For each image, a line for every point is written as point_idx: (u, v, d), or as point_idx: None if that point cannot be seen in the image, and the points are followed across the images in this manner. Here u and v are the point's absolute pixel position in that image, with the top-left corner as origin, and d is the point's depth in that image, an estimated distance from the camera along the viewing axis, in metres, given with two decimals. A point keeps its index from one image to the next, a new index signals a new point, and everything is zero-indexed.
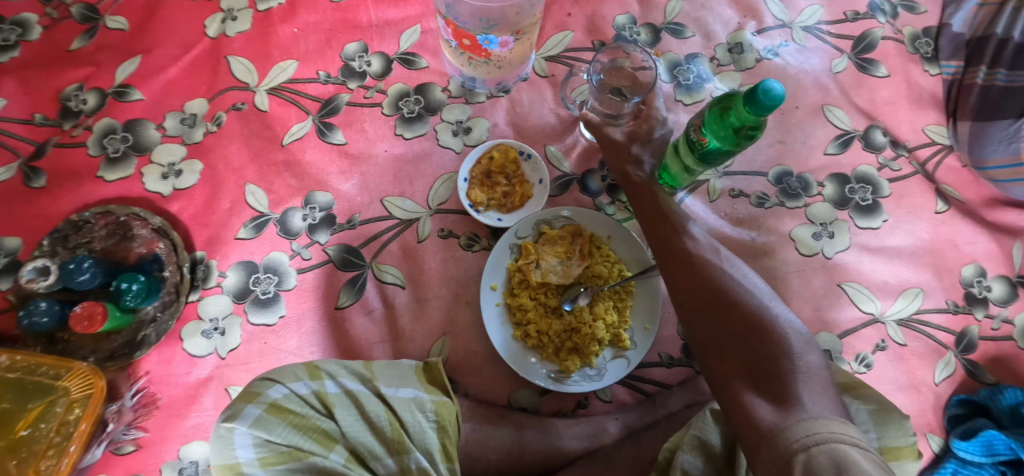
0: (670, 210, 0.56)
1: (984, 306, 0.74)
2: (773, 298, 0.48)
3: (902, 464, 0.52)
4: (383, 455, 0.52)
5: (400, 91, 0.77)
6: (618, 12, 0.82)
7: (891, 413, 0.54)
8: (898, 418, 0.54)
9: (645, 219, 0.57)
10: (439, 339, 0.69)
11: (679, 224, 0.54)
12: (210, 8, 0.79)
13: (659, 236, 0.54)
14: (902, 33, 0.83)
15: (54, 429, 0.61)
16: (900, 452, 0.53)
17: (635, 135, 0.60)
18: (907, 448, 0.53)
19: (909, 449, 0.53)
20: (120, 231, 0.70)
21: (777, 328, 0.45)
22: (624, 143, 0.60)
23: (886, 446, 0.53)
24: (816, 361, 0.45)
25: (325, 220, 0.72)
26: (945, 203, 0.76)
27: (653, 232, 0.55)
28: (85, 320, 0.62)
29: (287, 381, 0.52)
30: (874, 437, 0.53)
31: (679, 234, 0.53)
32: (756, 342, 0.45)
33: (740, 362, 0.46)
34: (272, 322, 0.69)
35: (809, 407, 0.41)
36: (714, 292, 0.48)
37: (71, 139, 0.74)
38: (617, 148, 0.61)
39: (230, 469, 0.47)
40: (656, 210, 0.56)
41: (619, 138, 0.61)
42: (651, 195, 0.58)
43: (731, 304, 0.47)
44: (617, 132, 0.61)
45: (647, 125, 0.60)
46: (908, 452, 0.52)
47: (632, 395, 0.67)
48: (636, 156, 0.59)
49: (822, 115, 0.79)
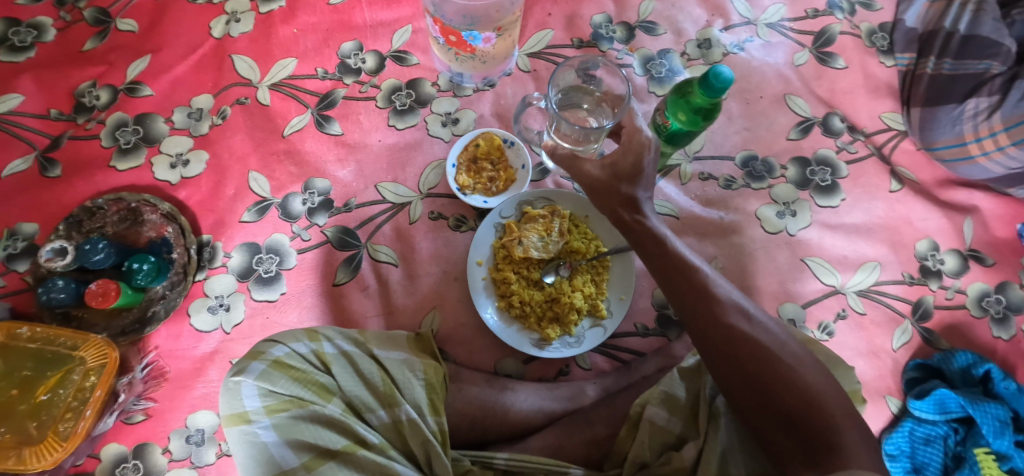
0: (691, 267, 0.55)
1: (938, 277, 0.80)
2: (809, 364, 0.51)
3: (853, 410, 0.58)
4: (376, 407, 0.57)
5: (392, 86, 0.83)
6: (595, 12, 0.89)
7: (840, 363, 0.60)
8: (846, 369, 0.60)
9: (664, 276, 0.56)
10: (430, 312, 0.74)
11: (703, 282, 0.55)
12: (215, 11, 0.85)
13: (683, 298, 0.55)
14: (859, 29, 0.90)
15: (71, 394, 0.66)
16: (850, 398, 0.58)
17: (625, 175, 0.55)
18: (856, 393, 0.58)
19: (857, 394, 0.59)
20: (131, 216, 0.75)
21: (817, 402, 0.48)
22: (610, 183, 0.56)
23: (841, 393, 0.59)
24: (859, 433, 0.48)
25: (323, 204, 0.77)
26: (899, 183, 0.82)
27: (677, 293, 0.55)
28: (99, 296, 0.66)
29: (288, 342, 0.57)
30: None
31: (707, 298, 0.54)
32: (801, 418, 0.48)
33: (789, 436, 0.49)
34: (274, 299, 0.74)
35: (853, 470, 0.45)
36: (751, 367, 0.51)
37: (85, 132, 0.79)
38: (602, 187, 0.57)
39: (239, 417, 0.51)
40: (674, 267, 0.55)
41: (601, 175, 0.56)
42: (660, 248, 0.56)
43: (771, 379, 0.50)
44: (595, 168, 0.57)
45: (633, 155, 0.55)
46: (855, 397, 0.58)
47: (609, 363, 0.73)
48: (637, 199, 0.56)
49: (785, 104, 0.85)
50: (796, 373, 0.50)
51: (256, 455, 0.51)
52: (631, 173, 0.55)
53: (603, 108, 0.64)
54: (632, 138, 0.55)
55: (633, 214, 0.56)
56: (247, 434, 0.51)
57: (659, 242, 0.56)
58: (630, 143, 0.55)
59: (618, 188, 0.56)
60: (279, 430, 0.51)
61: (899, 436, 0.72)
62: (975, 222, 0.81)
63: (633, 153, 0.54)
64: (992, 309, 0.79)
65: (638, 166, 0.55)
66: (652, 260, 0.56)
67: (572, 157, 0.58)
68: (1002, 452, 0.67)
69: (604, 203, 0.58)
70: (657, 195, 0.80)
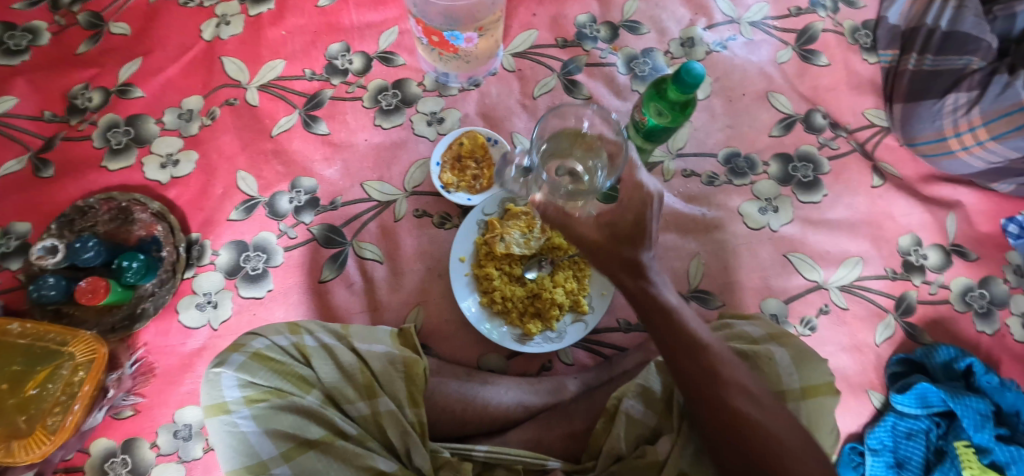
0: (701, 346, 0.54)
1: (921, 272, 0.80)
2: (799, 434, 0.50)
3: (821, 400, 0.58)
4: (355, 399, 0.58)
5: (379, 86, 0.84)
6: (579, 12, 0.90)
7: (811, 357, 0.60)
8: (817, 362, 0.60)
9: (671, 354, 0.54)
10: (414, 308, 0.75)
11: (711, 361, 0.53)
12: (206, 14, 0.87)
13: (692, 377, 0.53)
14: (842, 26, 0.90)
15: (60, 389, 0.67)
16: (820, 388, 0.58)
17: (624, 237, 0.54)
18: (825, 385, 0.58)
19: (827, 387, 0.58)
20: (122, 215, 0.76)
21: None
22: (609, 245, 0.54)
23: (806, 386, 0.58)
24: None
25: (309, 202, 0.79)
26: (881, 178, 0.83)
27: (684, 371, 0.53)
28: (89, 293, 0.68)
29: (269, 335, 0.58)
30: (797, 378, 0.58)
31: (715, 380, 0.52)
32: None
33: None
34: (261, 296, 0.75)
35: None
36: (756, 453, 0.49)
37: (77, 133, 0.81)
38: (600, 249, 0.55)
39: (219, 408, 0.52)
40: (681, 344, 0.54)
41: (596, 234, 0.54)
42: (667, 319, 0.54)
43: (776, 468, 0.48)
44: (592, 227, 0.55)
45: (633, 213, 0.54)
46: (825, 389, 0.58)
47: (592, 358, 0.74)
48: (640, 263, 0.55)
49: (767, 101, 0.86)
50: (788, 448, 0.49)
51: (236, 444, 0.51)
52: (630, 236, 0.54)
53: (600, 161, 0.60)
54: (633, 192, 0.55)
55: (636, 279, 0.55)
56: (226, 424, 0.52)
57: (668, 311, 0.55)
58: (631, 199, 0.55)
59: (619, 251, 0.54)
60: (259, 420, 0.52)
61: (881, 430, 0.72)
62: (958, 217, 0.82)
63: (634, 211, 0.54)
64: (976, 304, 0.79)
65: (638, 226, 0.54)
66: (658, 333, 0.55)
67: (567, 217, 0.55)
68: (982, 446, 0.67)
69: (602, 267, 0.56)
70: None
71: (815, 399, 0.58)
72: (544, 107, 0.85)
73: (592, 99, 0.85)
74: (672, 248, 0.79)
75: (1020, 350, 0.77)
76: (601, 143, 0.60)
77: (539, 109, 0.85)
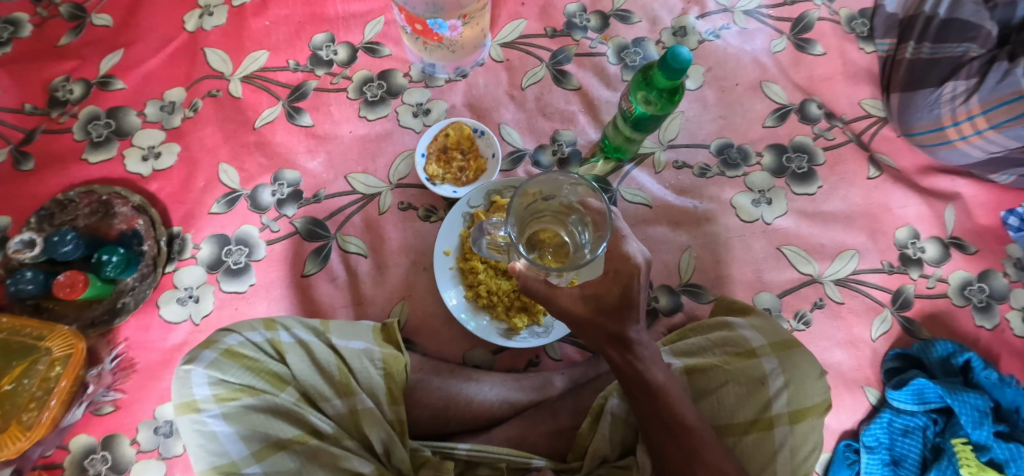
0: (684, 426, 0.51)
1: (919, 266, 0.78)
2: None
3: (809, 422, 0.55)
4: (331, 396, 0.57)
5: (364, 77, 0.83)
6: (569, 1, 0.88)
7: (807, 375, 0.57)
8: (812, 382, 0.57)
9: (653, 432, 0.52)
10: (398, 303, 0.73)
11: (694, 444, 0.50)
12: (189, 5, 0.86)
13: (670, 458, 0.51)
14: (839, 14, 0.88)
15: (36, 384, 0.66)
16: (808, 411, 0.56)
17: (611, 309, 0.52)
18: (817, 406, 0.56)
19: (818, 407, 0.56)
20: (102, 209, 0.75)
21: None
22: (596, 319, 0.52)
23: (793, 409, 0.55)
24: None
25: (292, 195, 0.77)
26: (877, 169, 0.81)
27: (662, 450, 0.51)
28: (67, 287, 0.66)
29: (243, 331, 0.56)
30: (785, 401, 0.55)
31: (694, 462, 0.50)
32: None
33: None
34: (243, 290, 0.74)
35: None
36: None
37: (58, 125, 0.80)
38: (587, 324, 0.53)
39: (188, 406, 0.51)
40: (663, 422, 0.51)
41: (582, 308, 0.52)
42: (651, 398, 0.52)
43: None
44: (576, 302, 0.52)
45: (618, 287, 0.51)
46: (815, 410, 0.56)
47: (580, 353, 0.72)
48: (627, 337, 0.52)
49: (761, 91, 0.84)
50: None
51: (206, 443, 0.50)
52: (617, 308, 0.52)
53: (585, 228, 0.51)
54: (619, 265, 0.50)
55: (623, 353, 0.53)
56: (196, 422, 0.51)
57: (653, 389, 0.52)
58: (616, 274, 0.51)
59: (605, 325, 0.52)
60: (230, 419, 0.51)
61: (877, 427, 0.70)
62: (957, 209, 0.80)
63: (620, 287, 0.50)
64: (975, 298, 0.77)
65: (624, 299, 0.51)
66: (640, 409, 0.53)
67: (549, 291, 0.52)
68: (980, 443, 0.66)
69: (589, 336, 0.55)
70: (630, 184, 0.79)
71: (803, 422, 0.55)
72: (532, 99, 0.83)
73: (582, 90, 0.84)
74: (662, 241, 0.78)
75: (1020, 345, 0.75)
76: (578, 204, 0.51)
77: (527, 100, 0.83)
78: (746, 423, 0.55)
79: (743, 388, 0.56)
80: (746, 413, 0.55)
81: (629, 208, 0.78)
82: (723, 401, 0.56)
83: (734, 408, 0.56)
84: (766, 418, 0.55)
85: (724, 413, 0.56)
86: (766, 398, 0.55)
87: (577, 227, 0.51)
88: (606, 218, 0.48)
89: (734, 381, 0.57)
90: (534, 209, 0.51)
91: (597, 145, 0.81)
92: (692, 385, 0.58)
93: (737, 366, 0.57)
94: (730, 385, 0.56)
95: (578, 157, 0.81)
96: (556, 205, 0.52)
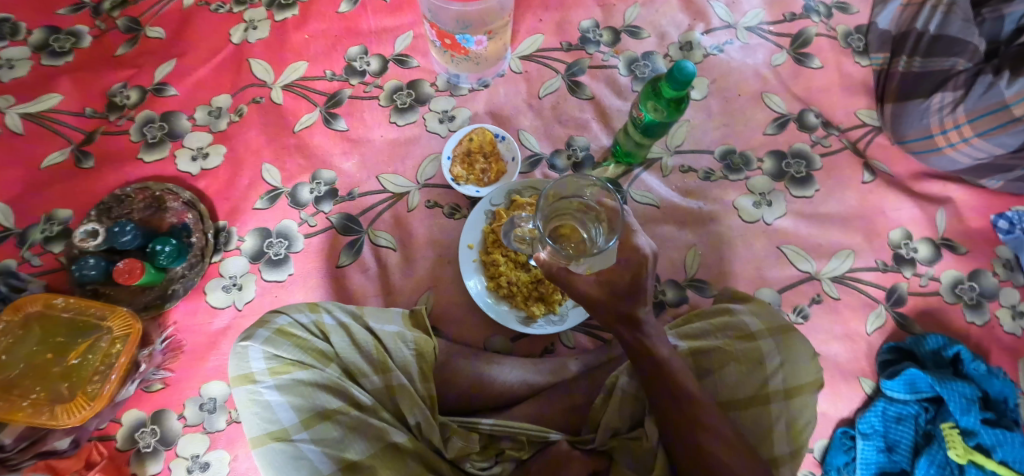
0: (687, 395, 0.57)
1: (912, 265, 0.83)
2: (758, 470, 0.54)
3: (802, 399, 0.59)
4: (370, 373, 0.63)
5: (394, 86, 0.90)
6: (583, 17, 0.95)
7: (800, 356, 0.61)
8: (803, 363, 0.61)
9: (659, 401, 0.58)
10: (425, 292, 0.80)
11: (695, 410, 0.56)
12: (235, 20, 0.94)
13: (674, 423, 0.56)
14: (835, 31, 0.94)
15: (99, 359, 0.72)
16: (802, 388, 0.60)
17: (622, 293, 0.57)
18: (810, 383, 0.60)
19: (812, 384, 0.60)
20: (156, 204, 0.82)
21: None
22: (609, 301, 0.58)
23: (789, 385, 0.60)
24: None
25: (328, 193, 0.84)
26: (872, 175, 0.86)
27: (668, 418, 0.57)
28: (126, 273, 0.73)
29: (291, 312, 0.62)
30: (780, 377, 0.60)
31: (695, 426, 0.55)
32: None
33: None
34: (282, 279, 0.80)
35: None
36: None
37: (116, 128, 0.88)
38: (602, 307, 0.58)
39: (245, 378, 0.57)
40: (668, 392, 0.57)
41: (597, 293, 0.57)
42: (657, 369, 0.58)
43: None
44: (590, 287, 0.57)
45: (629, 274, 0.57)
46: (808, 386, 0.60)
47: (592, 342, 0.78)
48: (635, 317, 0.58)
49: (762, 101, 0.90)
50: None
51: (261, 411, 0.56)
52: (628, 292, 0.57)
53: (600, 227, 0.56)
54: (630, 255, 0.56)
55: (631, 330, 0.59)
56: (252, 392, 0.57)
57: (658, 363, 0.58)
58: (628, 263, 0.56)
59: (616, 306, 0.58)
60: (283, 390, 0.57)
61: (871, 415, 0.74)
62: (948, 213, 0.85)
63: (630, 273, 0.56)
64: (965, 296, 0.81)
65: (634, 284, 0.57)
66: (647, 381, 0.58)
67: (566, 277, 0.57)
68: (967, 428, 0.70)
69: (602, 318, 0.60)
70: (639, 186, 0.85)
71: (797, 397, 0.60)
72: (549, 107, 0.90)
73: (594, 99, 0.90)
74: (669, 239, 0.83)
75: (1009, 341, 0.79)
76: (596, 205, 0.56)
77: (544, 108, 0.90)
78: (745, 398, 0.61)
79: (743, 366, 0.62)
80: (746, 391, 0.61)
81: (638, 208, 0.85)
82: (724, 379, 0.62)
83: (735, 385, 0.61)
84: (764, 394, 0.60)
85: (725, 389, 0.62)
86: (764, 376, 0.61)
87: (594, 225, 0.56)
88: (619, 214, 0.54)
89: (735, 361, 0.62)
90: (557, 207, 0.57)
91: (609, 150, 0.88)
92: (696, 365, 0.64)
93: (737, 347, 0.63)
94: (731, 365, 0.62)
95: (591, 161, 0.87)
96: (577, 205, 0.58)
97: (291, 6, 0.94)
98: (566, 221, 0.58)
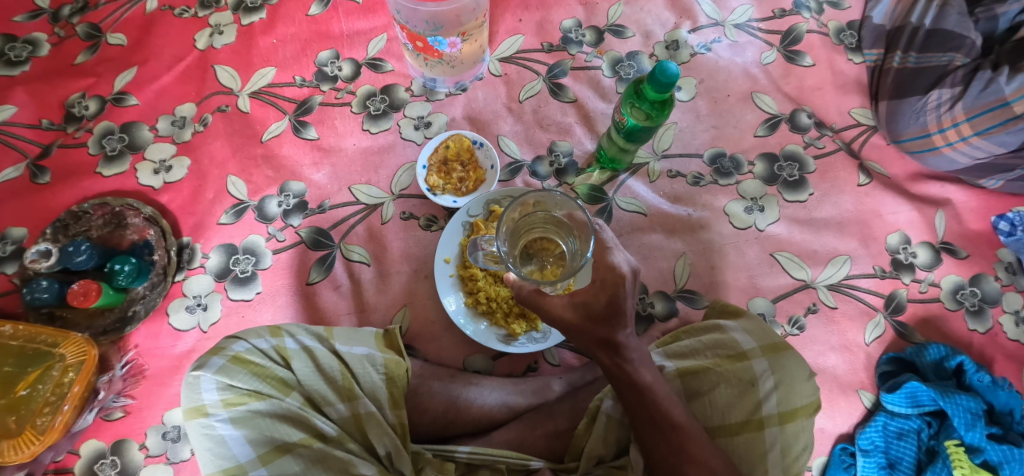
0: (673, 424, 0.53)
1: (911, 271, 0.79)
2: None
3: (797, 424, 0.57)
4: (335, 401, 0.58)
5: (367, 92, 0.86)
6: (565, 16, 0.91)
7: (796, 379, 0.58)
8: (802, 384, 0.58)
9: (643, 430, 0.54)
10: (400, 310, 0.75)
11: (683, 442, 0.52)
12: (200, 24, 0.89)
13: (659, 456, 0.53)
14: (827, 27, 0.90)
15: (50, 389, 0.68)
16: (796, 412, 0.57)
17: (599, 317, 0.53)
18: (805, 407, 0.57)
19: (806, 408, 0.57)
20: (115, 220, 0.78)
21: None
22: (585, 325, 0.54)
23: (783, 410, 0.57)
24: None
25: (298, 206, 0.80)
26: (868, 176, 0.83)
27: (653, 447, 0.53)
28: (80, 295, 0.68)
29: (250, 338, 0.58)
30: (774, 402, 0.57)
31: (682, 459, 0.52)
32: None
33: None
34: (249, 298, 0.76)
35: None
36: None
37: (73, 140, 0.83)
38: (580, 331, 0.54)
39: (197, 411, 0.53)
40: (653, 422, 0.53)
41: (572, 315, 0.53)
42: (640, 397, 0.54)
43: None
44: (564, 308, 0.54)
45: (605, 295, 0.52)
46: (803, 411, 0.57)
47: (578, 359, 0.74)
48: (616, 342, 0.54)
49: (752, 102, 0.86)
50: None
51: (214, 447, 0.52)
52: (604, 315, 0.53)
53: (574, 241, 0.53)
54: (606, 274, 0.53)
55: (612, 356, 0.54)
56: (204, 427, 0.52)
57: (641, 389, 0.54)
58: (604, 283, 0.53)
59: (594, 331, 0.54)
60: (237, 423, 0.53)
61: (872, 430, 0.70)
62: (948, 215, 0.81)
63: (606, 294, 0.52)
64: (967, 302, 0.78)
65: (611, 306, 0.53)
66: (632, 410, 0.54)
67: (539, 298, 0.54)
68: (973, 445, 0.66)
69: (580, 342, 0.56)
70: (625, 193, 0.81)
71: (791, 422, 0.57)
72: (530, 111, 0.86)
73: (578, 102, 0.86)
74: (657, 248, 0.79)
75: (1014, 348, 0.76)
76: (567, 218, 0.53)
77: (525, 112, 0.86)
78: (737, 423, 0.57)
79: (734, 389, 0.58)
80: (737, 415, 0.57)
81: (625, 216, 0.81)
82: (715, 402, 0.58)
83: (725, 409, 0.58)
84: (757, 418, 0.57)
85: (715, 414, 0.58)
86: (757, 399, 0.57)
87: (569, 238, 0.54)
88: (589, 228, 0.51)
89: (726, 382, 0.58)
90: (526, 222, 0.55)
91: (593, 155, 0.84)
92: (685, 387, 0.60)
93: (728, 368, 0.59)
94: (721, 387, 0.58)
95: (574, 167, 0.83)
96: (545, 217, 0.55)
97: (259, 9, 0.90)
98: (540, 233, 0.56)
